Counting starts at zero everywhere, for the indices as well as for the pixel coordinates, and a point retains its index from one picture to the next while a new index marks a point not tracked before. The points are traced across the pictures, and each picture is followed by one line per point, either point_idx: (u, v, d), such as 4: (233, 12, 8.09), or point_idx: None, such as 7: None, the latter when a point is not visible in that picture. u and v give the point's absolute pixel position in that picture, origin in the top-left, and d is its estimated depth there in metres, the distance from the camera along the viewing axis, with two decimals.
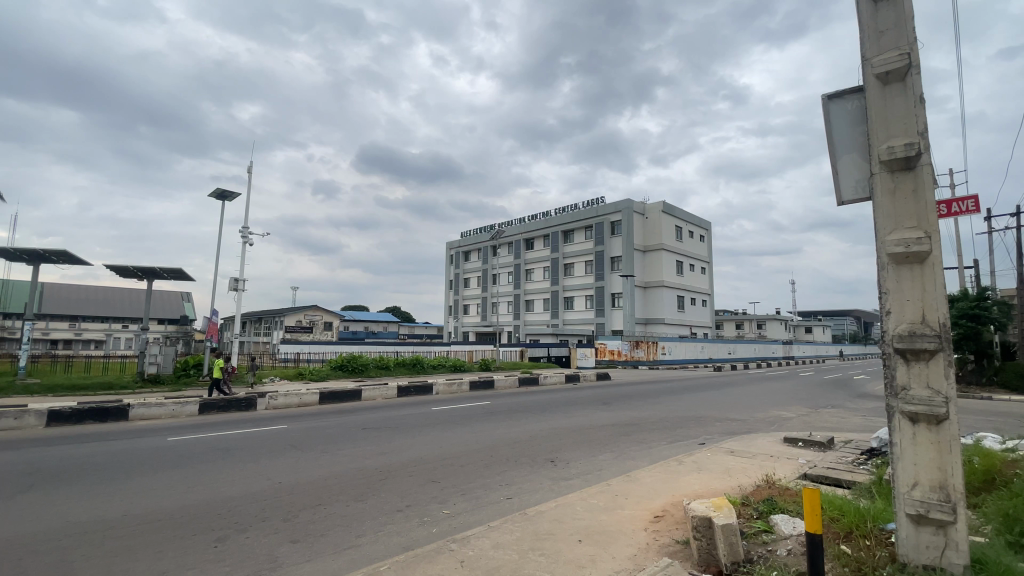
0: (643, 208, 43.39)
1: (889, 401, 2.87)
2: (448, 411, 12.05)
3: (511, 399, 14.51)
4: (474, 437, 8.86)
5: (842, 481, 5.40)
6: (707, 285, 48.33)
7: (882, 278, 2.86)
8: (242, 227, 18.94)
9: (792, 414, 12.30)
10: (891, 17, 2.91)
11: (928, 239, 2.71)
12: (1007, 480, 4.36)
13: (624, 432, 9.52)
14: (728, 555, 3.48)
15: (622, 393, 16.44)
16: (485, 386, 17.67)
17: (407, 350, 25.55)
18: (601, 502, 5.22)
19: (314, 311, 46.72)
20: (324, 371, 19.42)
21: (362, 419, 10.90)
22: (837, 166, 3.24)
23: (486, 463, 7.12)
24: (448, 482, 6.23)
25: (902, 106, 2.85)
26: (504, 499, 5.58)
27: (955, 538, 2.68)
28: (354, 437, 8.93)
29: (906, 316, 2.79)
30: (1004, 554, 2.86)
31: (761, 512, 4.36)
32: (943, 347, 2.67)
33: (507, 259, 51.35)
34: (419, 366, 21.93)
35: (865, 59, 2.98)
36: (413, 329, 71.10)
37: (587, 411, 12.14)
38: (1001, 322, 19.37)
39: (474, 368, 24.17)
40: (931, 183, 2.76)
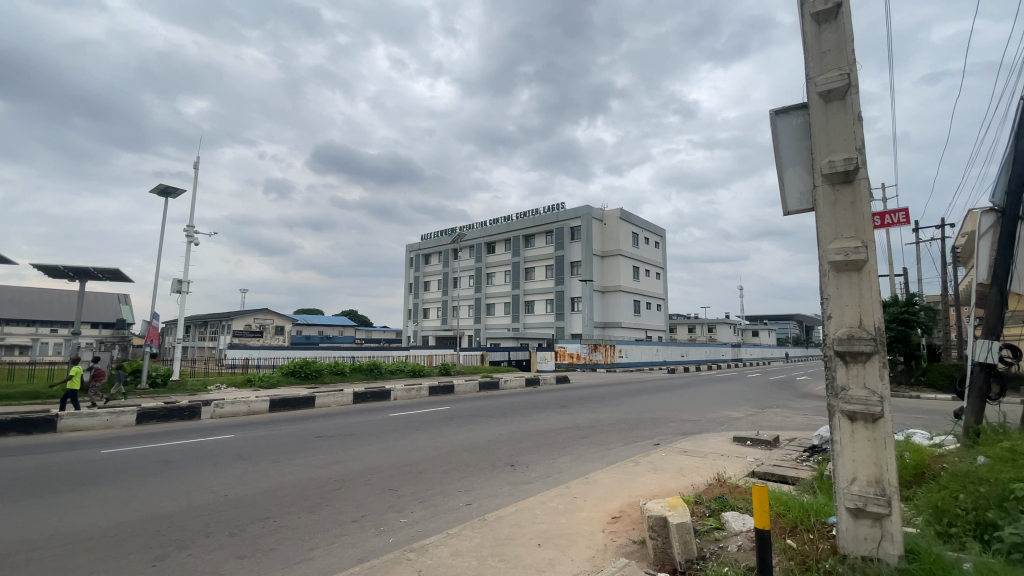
0: (602, 214, 44.24)
1: (829, 401, 3.02)
2: (406, 417, 11.80)
3: (471, 403, 14.42)
4: (433, 443, 8.69)
5: (787, 477, 5.66)
6: (662, 289, 49.87)
7: (824, 285, 3.02)
8: (187, 225, 18.01)
9: (740, 414, 12.86)
10: (833, 39, 3.08)
11: (865, 248, 2.88)
12: (934, 473, 4.70)
13: (583, 434, 9.65)
14: (682, 553, 3.56)
15: (582, 396, 16.66)
16: (445, 390, 17.50)
17: (364, 355, 24.93)
18: (559, 506, 5.25)
19: (264, 315, 44.25)
20: (275, 377, 18.55)
21: (317, 427, 10.50)
22: (783, 178, 3.40)
23: (445, 469, 7.01)
24: (405, 490, 6.09)
25: (842, 124, 3.03)
26: (464, 505, 5.52)
27: (890, 530, 2.84)
28: (308, 446, 8.60)
29: (844, 321, 2.96)
30: (933, 543, 3.07)
31: (713, 510, 4.50)
32: (878, 350, 2.84)
33: (468, 262, 51.17)
34: (376, 372, 21.43)
35: (810, 77, 3.14)
36: (370, 334, 69.50)
37: (547, 414, 12.20)
38: (927, 325, 20.99)
39: (434, 372, 23.89)
40: (868, 195, 2.94)
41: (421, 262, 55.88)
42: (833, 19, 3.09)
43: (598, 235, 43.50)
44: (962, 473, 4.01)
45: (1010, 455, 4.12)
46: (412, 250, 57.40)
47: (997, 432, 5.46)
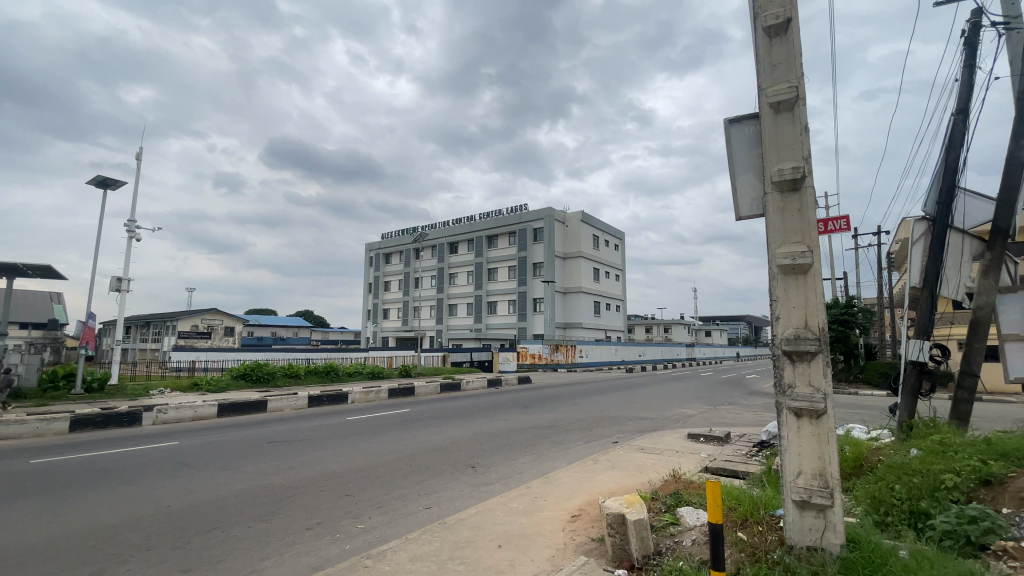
0: (564, 216, 44.73)
1: (777, 398, 3.16)
2: (365, 420, 11.54)
3: (431, 405, 14.25)
4: (392, 446, 8.52)
5: (738, 472, 5.89)
6: (621, 290, 51.00)
7: (773, 288, 3.15)
8: (127, 220, 16.92)
9: (694, 411, 13.33)
10: (783, 52, 3.22)
11: (810, 253, 3.03)
12: (872, 465, 5.00)
13: (543, 434, 9.74)
14: (638, 549, 3.63)
15: (543, 396, 16.78)
16: (405, 392, 17.21)
17: (320, 357, 24.16)
18: (521, 506, 5.26)
19: (213, 315, 41.86)
20: (224, 381, 17.67)
21: (269, 432, 10.08)
22: (736, 184, 3.53)
23: (405, 473, 6.89)
24: (362, 496, 5.93)
25: (791, 134, 3.17)
26: (424, 509, 5.43)
27: (833, 520, 3.00)
28: (261, 452, 8.24)
29: (792, 322, 3.09)
30: (871, 532, 3.27)
31: (669, 506, 4.62)
32: (822, 349, 3.00)
33: (429, 262, 50.59)
34: (333, 374, 20.85)
35: (761, 88, 3.28)
36: (327, 335, 67.57)
37: (508, 415, 12.22)
38: (864, 325, 22.43)
39: (393, 374, 23.46)
40: (813, 203, 3.09)
41: (381, 262, 54.84)
42: (783, 32, 3.23)
43: (560, 237, 43.97)
44: (896, 465, 4.28)
45: (940, 448, 4.45)
46: (371, 249, 56.23)
47: (926, 426, 5.87)
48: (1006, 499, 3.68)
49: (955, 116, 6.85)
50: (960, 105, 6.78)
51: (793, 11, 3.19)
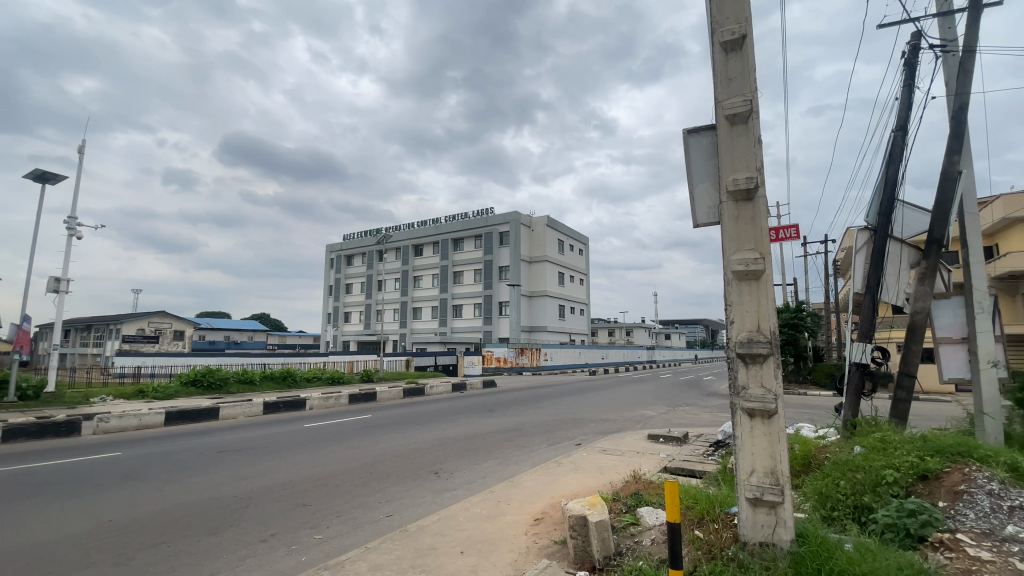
0: (530, 220, 45.02)
1: (732, 399, 3.27)
2: (324, 427, 11.21)
3: (393, 411, 14.00)
4: (352, 454, 8.32)
5: (695, 472, 6.07)
6: (585, 294, 51.73)
7: (728, 292, 3.27)
8: (68, 217, 15.85)
9: (655, 412, 13.65)
10: (738, 67, 3.36)
11: (762, 260, 3.17)
12: (819, 463, 5.26)
13: (508, 438, 9.74)
14: (600, 550, 3.68)
15: (507, 399, 16.80)
16: (368, 397, 16.85)
17: (278, 362, 23.33)
18: (484, 511, 5.23)
19: (161, 318, 39.73)
20: (172, 388, 16.77)
21: (221, 441, 9.63)
22: (693, 193, 3.66)
23: (365, 481, 6.72)
24: (320, 505, 5.75)
25: (746, 147, 3.30)
26: (384, 517, 5.32)
27: (783, 517, 3.13)
28: (210, 462, 7.85)
29: (745, 326, 3.21)
30: (819, 527, 3.42)
31: (629, 506, 4.70)
32: (773, 352, 3.13)
33: (393, 265, 49.82)
34: (290, 380, 20.19)
35: (718, 100, 3.40)
36: (284, 339, 65.39)
37: (472, 419, 12.15)
38: (812, 329, 23.62)
39: (355, 379, 22.93)
40: (766, 212, 3.22)
41: (343, 264, 53.59)
42: (738, 49, 3.36)
43: (526, 241, 44.22)
44: (841, 463, 4.52)
45: (881, 445, 4.73)
46: (333, 250, 54.85)
47: (868, 424, 6.22)
48: (941, 493, 3.94)
49: (895, 132, 7.32)
50: (900, 122, 7.24)
51: (748, 28, 3.33)
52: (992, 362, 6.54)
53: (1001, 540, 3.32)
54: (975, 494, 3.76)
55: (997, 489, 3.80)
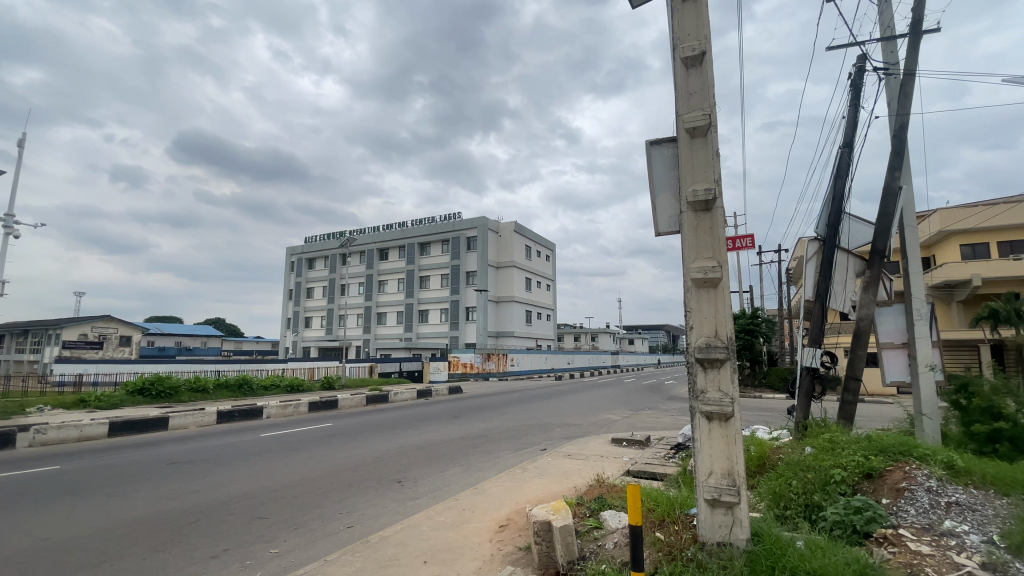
0: (497, 226, 45.10)
1: (692, 403, 3.37)
2: (282, 436, 10.81)
3: (355, 418, 13.67)
4: (310, 464, 8.05)
5: (656, 474, 6.20)
6: (551, 300, 52.14)
7: (688, 299, 3.37)
8: (5, 214, 14.82)
9: (618, 416, 13.90)
10: (698, 83, 3.48)
11: (719, 268, 3.28)
12: (773, 463, 5.47)
13: (473, 444, 9.68)
14: (564, 555, 3.69)
15: (472, 405, 16.72)
16: (329, 405, 16.40)
17: (233, 369, 22.41)
18: (448, 519, 5.17)
19: (106, 323, 37.50)
20: (117, 397, 15.80)
21: (171, 452, 9.13)
22: (655, 202, 3.76)
23: (325, 492, 6.52)
24: (277, 518, 5.56)
25: (704, 159, 3.42)
26: (344, 528, 5.18)
27: (739, 517, 3.23)
28: (156, 475, 7.42)
29: (703, 331, 3.32)
30: (773, 526, 3.55)
31: (593, 510, 4.74)
32: (729, 357, 3.24)
33: (358, 269, 48.85)
34: (246, 388, 19.40)
35: (680, 114, 3.51)
36: (240, 344, 62.87)
37: (436, 426, 12.01)
38: (767, 334, 24.64)
39: (315, 386, 22.30)
40: (722, 222, 3.34)
41: (304, 267, 52.12)
42: (698, 64, 3.48)
43: (493, 247, 44.22)
44: (792, 463, 4.71)
45: (830, 445, 4.97)
46: (293, 253, 53.25)
47: (818, 425, 6.52)
48: (884, 491, 4.17)
49: (842, 148, 7.75)
50: (846, 139, 7.67)
51: (707, 45, 3.46)
52: (929, 365, 6.98)
53: (939, 535, 3.54)
54: (915, 491, 4.00)
55: (935, 486, 4.05)
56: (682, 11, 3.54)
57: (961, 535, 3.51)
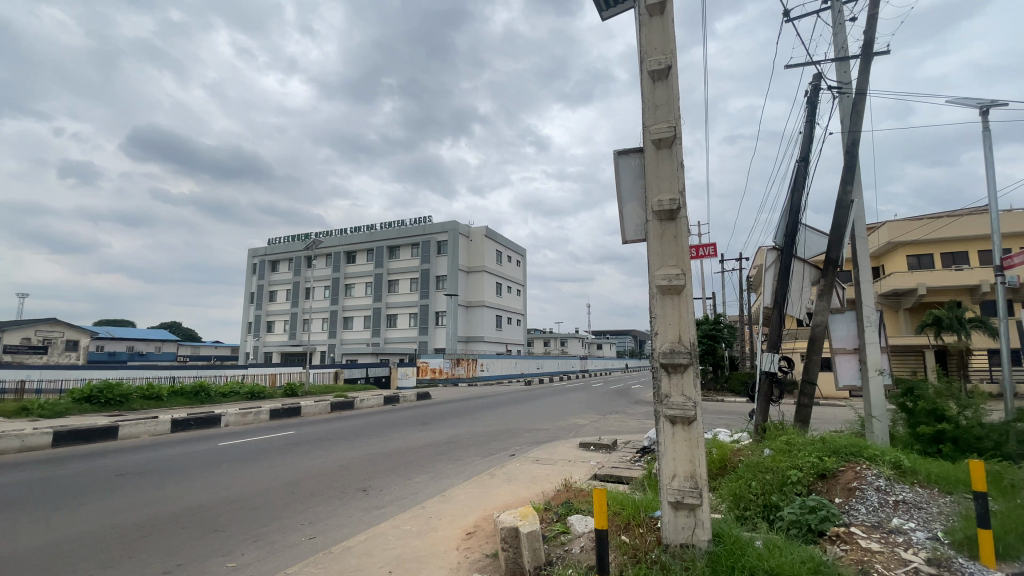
0: (468, 230, 44.93)
1: (657, 407, 3.44)
2: (242, 445, 10.41)
3: (319, 426, 13.31)
4: (271, 473, 7.79)
5: (623, 477, 6.29)
6: (521, 305, 52.24)
7: (653, 305, 3.45)
8: None
9: (586, 421, 14.04)
10: (664, 95, 3.58)
11: (684, 276, 3.38)
12: (733, 465, 5.64)
13: (441, 451, 9.58)
14: (531, 560, 3.69)
15: (441, 411, 16.52)
16: (291, 412, 15.93)
17: (189, 375, 21.47)
18: (414, 528, 5.10)
19: (51, 326, 35.37)
20: (62, 405, 14.86)
21: (121, 463, 8.65)
22: (623, 210, 3.84)
23: (285, 503, 6.31)
24: (235, 530, 5.35)
25: (669, 169, 3.52)
26: (306, 539, 5.05)
27: (701, 518, 3.32)
28: (104, 487, 7.00)
29: (668, 337, 3.40)
30: (734, 527, 3.65)
31: (560, 515, 4.77)
32: (692, 362, 3.33)
33: (324, 272, 47.74)
34: (203, 396, 18.60)
35: (646, 125, 3.61)
36: (197, 349, 60.27)
37: (403, 433, 11.81)
38: (728, 340, 25.45)
39: (277, 393, 21.60)
40: (687, 231, 3.44)
41: (267, 270, 50.59)
42: (664, 78, 3.59)
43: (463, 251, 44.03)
44: (751, 465, 4.87)
45: (787, 447, 5.16)
46: (255, 255, 51.58)
47: (776, 428, 6.77)
48: (837, 490, 4.35)
49: (799, 162, 8.10)
50: (802, 153, 8.03)
51: (673, 60, 3.57)
52: (878, 370, 7.34)
53: (888, 532, 3.73)
54: (865, 490, 4.19)
55: (883, 485, 4.26)
56: (649, 25, 3.65)
57: (908, 533, 3.71)
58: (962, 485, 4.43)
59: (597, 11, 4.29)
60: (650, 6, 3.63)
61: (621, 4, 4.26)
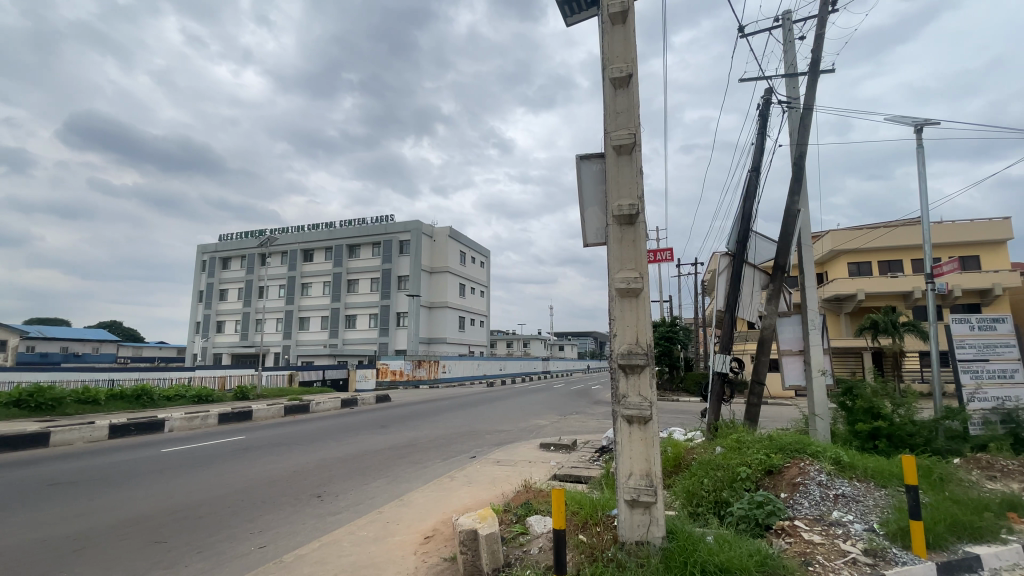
0: (431, 230, 44.42)
1: (614, 408, 3.51)
2: (188, 451, 9.87)
3: (272, 430, 12.81)
4: (219, 481, 7.44)
5: (581, 477, 6.38)
6: (485, 306, 52.09)
7: (611, 307, 3.52)
8: None
9: (547, 421, 14.19)
10: (625, 102, 3.66)
11: (641, 279, 3.47)
12: (687, 463, 5.82)
13: (400, 454, 9.42)
14: (489, 562, 3.68)
15: (400, 414, 16.23)
16: (242, 416, 15.29)
17: (130, 377, 20.25)
18: (370, 533, 4.99)
19: None
20: None
21: (52, 472, 8.04)
22: (585, 214, 3.90)
23: (234, 511, 6.02)
24: (179, 541, 5.08)
25: (629, 175, 3.60)
26: (255, 549, 4.85)
27: (655, 515, 3.40)
28: (30, 498, 6.48)
29: (626, 339, 3.47)
30: (688, 523, 3.75)
31: (519, 516, 4.78)
32: (648, 363, 3.42)
33: (279, 270, 46.11)
34: (145, 399, 17.59)
35: (608, 130, 3.68)
36: (139, 351, 56.90)
37: (361, 437, 11.53)
38: (683, 342, 26.31)
39: (227, 396, 20.68)
40: (645, 236, 3.53)
41: (218, 267, 48.40)
42: (625, 86, 3.67)
43: (426, 251, 43.53)
44: (704, 462, 5.04)
45: (737, 445, 5.37)
46: (205, 252, 49.26)
47: (726, 426, 7.03)
48: (783, 485, 4.57)
49: (750, 172, 8.48)
50: (754, 163, 8.41)
51: (633, 68, 3.66)
52: (821, 370, 7.76)
53: (828, 525, 3.94)
54: (808, 485, 4.42)
55: (825, 480, 4.50)
56: (611, 34, 3.72)
57: (846, 525, 3.95)
58: (895, 478, 4.76)
59: (562, 17, 4.34)
60: (613, 15, 3.70)
61: (584, 12, 4.33)
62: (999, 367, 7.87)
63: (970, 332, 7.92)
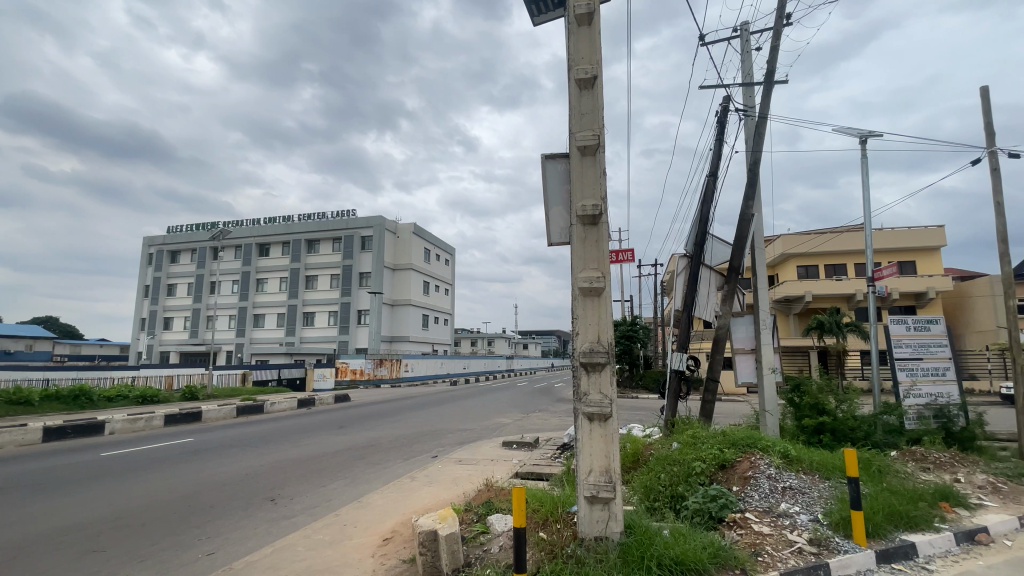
0: (395, 226, 43.69)
1: (576, 405, 3.55)
2: (132, 455, 9.32)
3: (225, 432, 12.28)
4: (165, 485, 7.05)
5: (542, 475, 6.42)
6: (449, 304, 51.67)
7: (575, 307, 3.55)
8: None
9: (509, 420, 14.22)
10: (589, 103, 3.70)
11: (603, 279, 3.51)
12: (645, 459, 5.96)
13: (361, 455, 9.21)
14: (448, 562, 3.64)
15: (360, 414, 15.89)
16: (192, 418, 14.56)
17: (65, 377, 18.94)
18: (327, 536, 4.86)
19: None
20: None
21: None
22: (549, 212, 3.92)
23: (181, 517, 5.72)
24: (120, 549, 4.78)
25: (592, 176, 3.64)
26: (204, 556, 4.63)
27: (614, 511, 3.47)
28: None
29: (588, 337, 3.52)
30: (645, 517, 3.84)
31: (480, 516, 4.76)
32: (609, 361, 3.47)
33: (233, 265, 44.25)
34: (84, 400, 16.50)
35: (572, 131, 3.71)
36: (77, 348, 53.37)
37: (319, 438, 11.17)
38: (643, 340, 26.89)
39: (174, 397, 19.67)
40: (607, 236, 3.58)
41: (166, 260, 45.99)
42: (590, 87, 3.70)
43: (389, 248, 42.77)
44: (662, 458, 5.17)
45: (692, 440, 5.54)
46: (152, 245, 46.68)
47: (682, 422, 7.23)
48: (734, 479, 4.74)
49: (709, 176, 8.75)
50: (712, 169, 8.68)
51: (598, 70, 3.70)
52: (771, 368, 8.10)
53: (776, 516, 4.12)
54: (758, 478, 4.61)
55: (773, 472, 4.71)
56: (578, 35, 3.75)
57: (792, 515, 4.14)
58: (837, 471, 5.04)
59: (529, 16, 4.34)
60: (579, 17, 3.73)
61: (551, 12, 4.35)
62: (932, 365, 8.43)
63: (907, 333, 8.47)
